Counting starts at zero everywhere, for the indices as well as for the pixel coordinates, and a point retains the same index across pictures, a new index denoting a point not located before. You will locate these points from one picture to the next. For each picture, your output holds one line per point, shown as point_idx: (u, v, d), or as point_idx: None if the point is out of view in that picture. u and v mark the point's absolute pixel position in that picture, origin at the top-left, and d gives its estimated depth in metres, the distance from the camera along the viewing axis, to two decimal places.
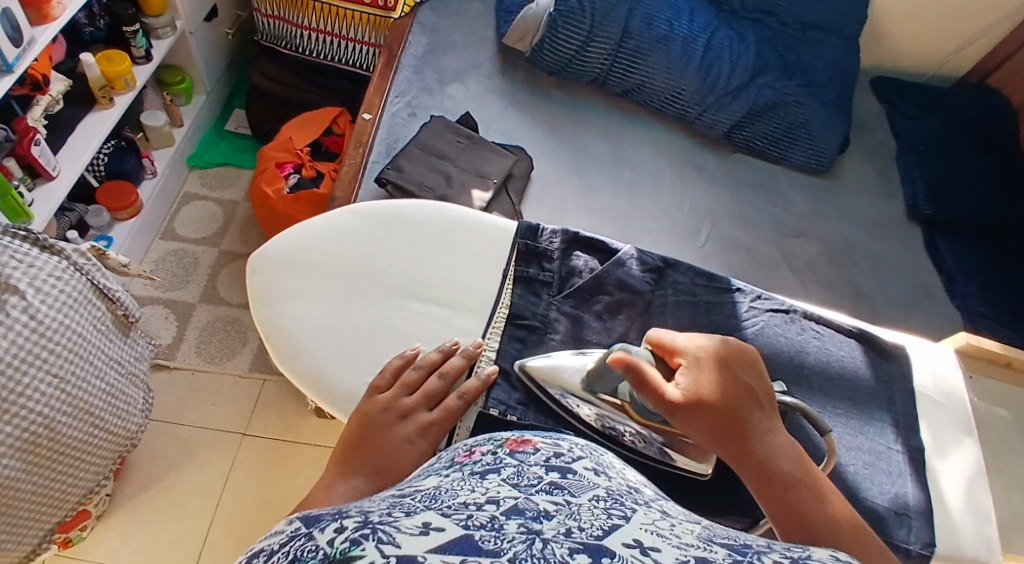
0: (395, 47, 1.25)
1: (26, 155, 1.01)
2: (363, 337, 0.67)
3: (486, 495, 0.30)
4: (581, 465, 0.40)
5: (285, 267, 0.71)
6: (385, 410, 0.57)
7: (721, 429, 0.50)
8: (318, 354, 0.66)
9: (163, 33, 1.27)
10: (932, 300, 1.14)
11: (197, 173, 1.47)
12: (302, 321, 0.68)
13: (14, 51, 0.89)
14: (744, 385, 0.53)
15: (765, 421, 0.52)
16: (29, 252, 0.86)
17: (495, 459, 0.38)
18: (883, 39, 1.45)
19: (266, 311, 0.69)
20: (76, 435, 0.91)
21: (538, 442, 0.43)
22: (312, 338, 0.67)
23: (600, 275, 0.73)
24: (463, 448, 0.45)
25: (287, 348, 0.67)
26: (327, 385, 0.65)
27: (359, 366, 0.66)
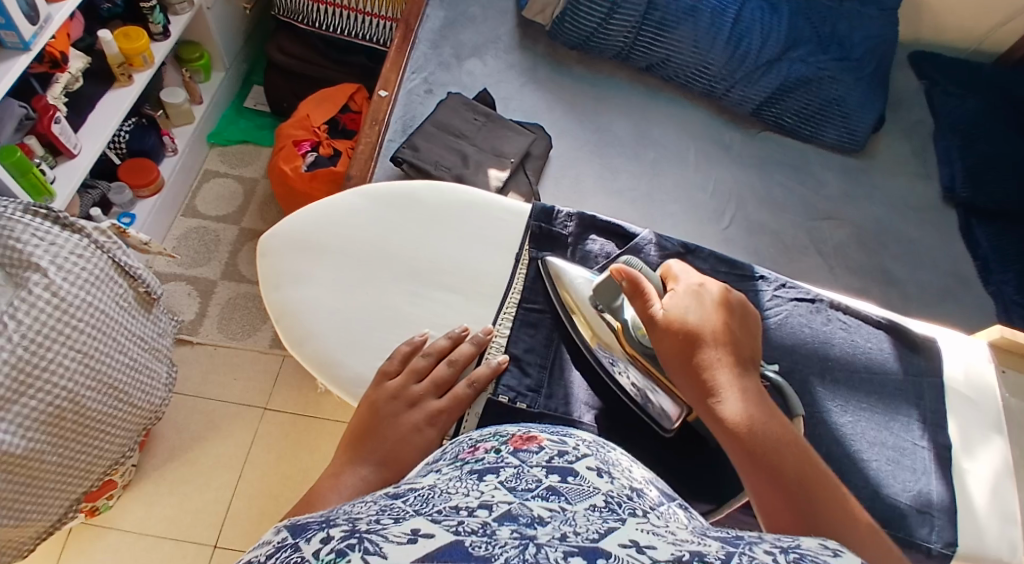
0: (412, 20, 1.20)
1: (47, 133, 1.02)
2: (372, 321, 0.67)
3: (480, 500, 0.29)
4: (582, 465, 0.39)
5: (295, 248, 0.71)
6: (393, 398, 0.57)
7: (695, 374, 0.49)
8: (328, 338, 0.66)
9: (180, 9, 1.27)
10: (966, 287, 1.10)
11: (218, 150, 1.48)
12: (311, 305, 0.68)
13: (31, 28, 0.89)
14: (724, 329, 0.51)
15: (747, 376, 0.48)
16: (49, 230, 0.88)
17: (497, 459, 0.38)
18: (925, 9, 1.37)
19: (277, 294, 0.69)
20: (101, 409, 0.93)
21: (542, 440, 0.42)
22: (322, 322, 0.67)
23: (617, 260, 0.71)
24: (467, 443, 0.44)
25: (298, 332, 0.67)
26: (337, 370, 0.65)
27: (369, 352, 0.65)
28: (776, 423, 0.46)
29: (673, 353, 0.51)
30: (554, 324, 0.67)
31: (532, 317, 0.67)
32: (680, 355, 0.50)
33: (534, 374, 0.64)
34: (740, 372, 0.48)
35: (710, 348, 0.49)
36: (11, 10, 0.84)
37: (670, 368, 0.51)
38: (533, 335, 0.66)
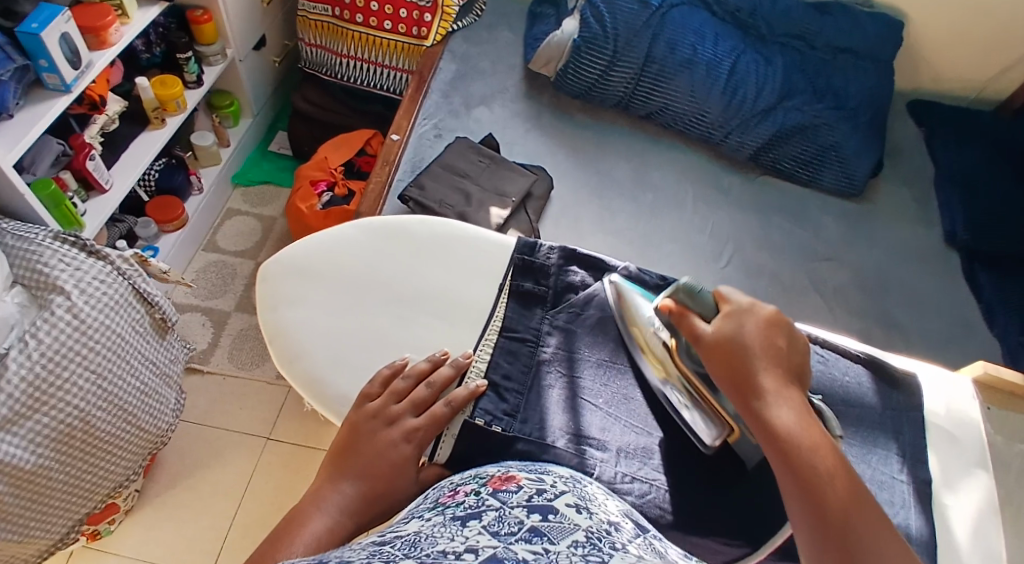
0: (425, 74, 1.29)
1: (81, 169, 1.11)
2: (358, 344, 0.70)
3: (465, 545, 0.28)
4: (562, 503, 0.38)
5: (293, 275, 0.75)
6: (372, 417, 0.59)
7: (734, 368, 0.53)
8: (316, 358, 0.70)
9: (214, 60, 1.37)
10: (972, 331, 1.09)
11: (241, 190, 1.56)
12: (303, 327, 0.72)
13: (73, 73, 0.98)
14: (770, 341, 0.55)
15: (795, 390, 0.52)
16: (76, 257, 0.94)
17: (478, 500, 0.38)
18: (921, 60, 1.42)
19: (272, 316, 0.73)
20: (111, 430, 0.96)
21: (521, 480, 0.43)
22: (312, 343, 0.71)
23: (593, 293, 0.74)
24: (449, 488, 0.46)
25: (289, 351, 0.70)
26: (322, 388, 0.68)
27: (353, 373, 0.69)
28: (822, 439, 0.48)
29: (723, 363, 0.54)
30: (532, 351, 0.70)
31: (513, 345, 0.70)
32: (729, 364, 0.54)
33: (511, 399, 0.66)
34: (788, 385, 0.52)
35: (760, 362, 0.53)
36: (53, 54, 0.93)
37: (717, 375, 0.55)
38: (513, 361, 0.69)
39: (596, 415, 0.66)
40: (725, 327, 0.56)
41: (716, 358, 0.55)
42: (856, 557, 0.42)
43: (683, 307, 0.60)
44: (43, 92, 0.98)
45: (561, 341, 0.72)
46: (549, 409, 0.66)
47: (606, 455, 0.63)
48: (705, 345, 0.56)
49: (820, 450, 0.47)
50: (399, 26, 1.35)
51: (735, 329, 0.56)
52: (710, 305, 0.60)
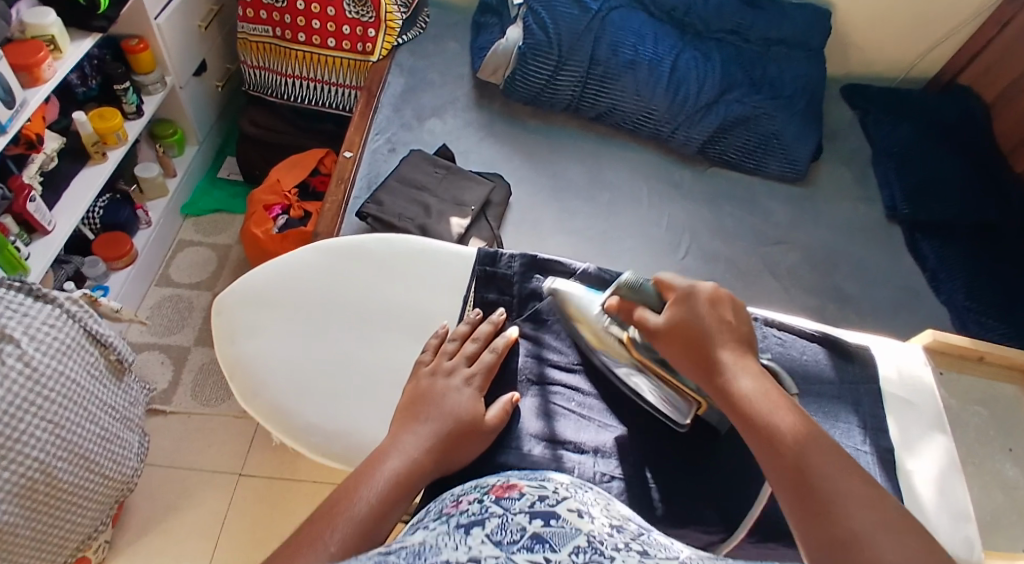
0: (374, 89, 1.28)
1: (22, 211, 1.06)
2: (323, 371, 0.69)
3: (468, 554, 0.29)
4: (564, 507, 0.39)
5: (250, 306, 0.73)
6: (431, 373, 0.61)
7: (688, 345, 0.56)
8: (281, 389, 0.68)
9: (153, 89, 1.33)
10: (919, 299, 1.14)
11: (192, 221, 1.52)
12: (265, 358, 0.70)
13: (8, 112, 0.94)
14: (716, 318, 0.56)
15: (751, 359, 0.54)
16: (23, 302, 0.90)
17: (481, 509, 0.39)
18: (849, 46, 1.50)
19: (231, 349, 0.71)
20: (73, 480, 0.92)
21: (522, 487, 0.43)
22: (275, 375, 0.69)
23: None
24: (450, 498, 0.45)
25: (251, 383, 0.69)
26: (289, 420, 0.67)
27: (320, 400, 0.68)
28: (782, 399, 0.49)
29: (678, 347, 0.56)
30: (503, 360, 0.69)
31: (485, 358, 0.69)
32: (685, 348, 0.56)
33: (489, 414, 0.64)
34: (743, 355, 0.54)
35: (711, 339, 0.55)
36: None
37: (674, 361, 0.57)
38: None
39: (570, 419, 0.66)
40: (673, 312, 0.58)
41: (671, 345, 0.57)
42: (824, 497, 0.42)
43: (632, 302, 0.63)
44: None
45: (529, 348, 0.71)
46: (524, 417, 0.65)
47: (584, 457, 0.63)
48: (658, 335, 0.59)
49: (779, 406, 0.48)
50: (344, 42, 1.34)
51: (682, 312, 0.58)
52: (655, 293, 0.63)
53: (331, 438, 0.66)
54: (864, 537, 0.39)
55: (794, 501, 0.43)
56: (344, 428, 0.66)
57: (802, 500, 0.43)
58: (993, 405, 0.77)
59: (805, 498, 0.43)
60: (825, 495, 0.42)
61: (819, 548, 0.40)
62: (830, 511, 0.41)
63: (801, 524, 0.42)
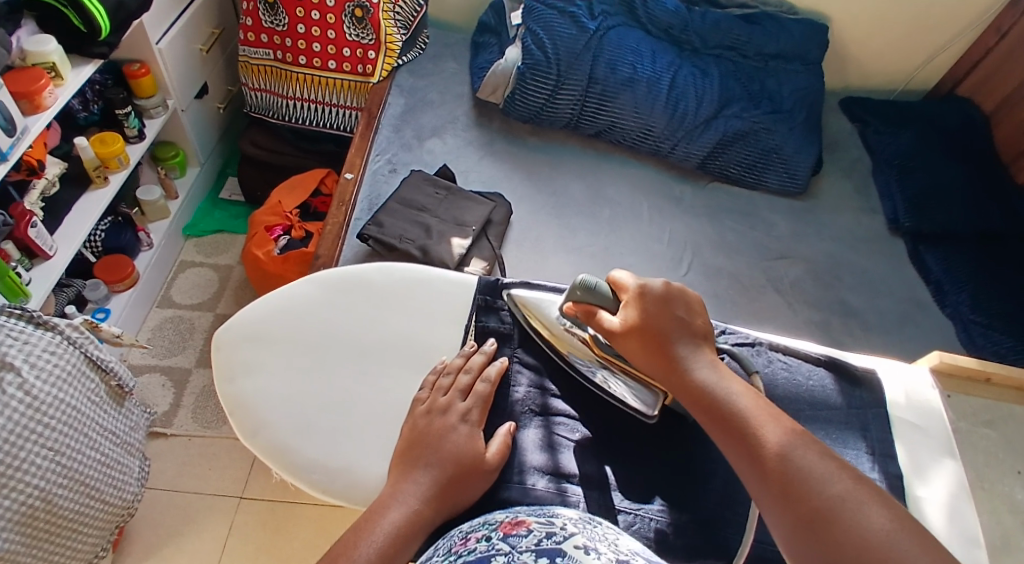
0: (374, 109, 1.29)
1: (24, 238, 1.07)
2: (325, 406, 0.69)
3: None
4: (571, 544, 0.39)
5: (251, 341, 0.73)
6: (428, 412, 0.60)
7: (647, 347, 0.58)
8: (282, 425, 0.68)
9: (155, 112, 1.33)
10: (924, 312, 1.14)
11: (193, 242, 1.53)
12: (266, 394, 0.70)
13: (8, 140, 0.95)
14: (675, 315, 0.59)
15: (707, 355, 0.58)
16: (23, 329, 0.88)
17: (488, 546, 0.39)
18: (847, 60, 1.50)
19: (230, 386, 0.70)
20: (73, 506, 0.92)
21: (531, 523, 0.43)
22: (276, 411, 0.69)
23: None
24: (459, 535, 0.45)
25: (252, 422, 0.68)
26: (291, 457, 0.66)
27: (322, 436, 0.67)
28: (741, 388, 0.53)
29: (640, 350, 0.58)
30: (505, 389, 0.68)
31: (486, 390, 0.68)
32: (646, 347, 0.58)
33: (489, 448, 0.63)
34: (700, 350, 0.58)
35: (671, 336, 0.58)
36: None
37: (636, 360, 0.59)
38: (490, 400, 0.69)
39: (574, 451, 0.65)
40: (630, 312, 0.60)
41: (631, 345, 0.60)
42: (787, 475, 0.46)
43: (589, 304, 0.64)
44: None
45: (531, 377, 0.71)
46: (526, 450, 0.64)
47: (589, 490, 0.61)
48: (619, 337, 0.60)
49: (740, 395, 0.52)
50: (344, 64, 1.34)
51: (637, 315, 0.60)
52: (610, 294, 0.63)
53: (333, 476, 0.65)
54: (828, 506, 0.43)
55: (762, 485, 0.46)
56: (346, 466, 0.66)
57: (770, 483, 0.46)
58: (1001, 425, 0.76)
59: (772, 475, 0.46)
60: (791, 469, 0.46)
61: (791, 524, 0.44)
62: (798, 483, 0.45)
63: (773, 506, 0.45)
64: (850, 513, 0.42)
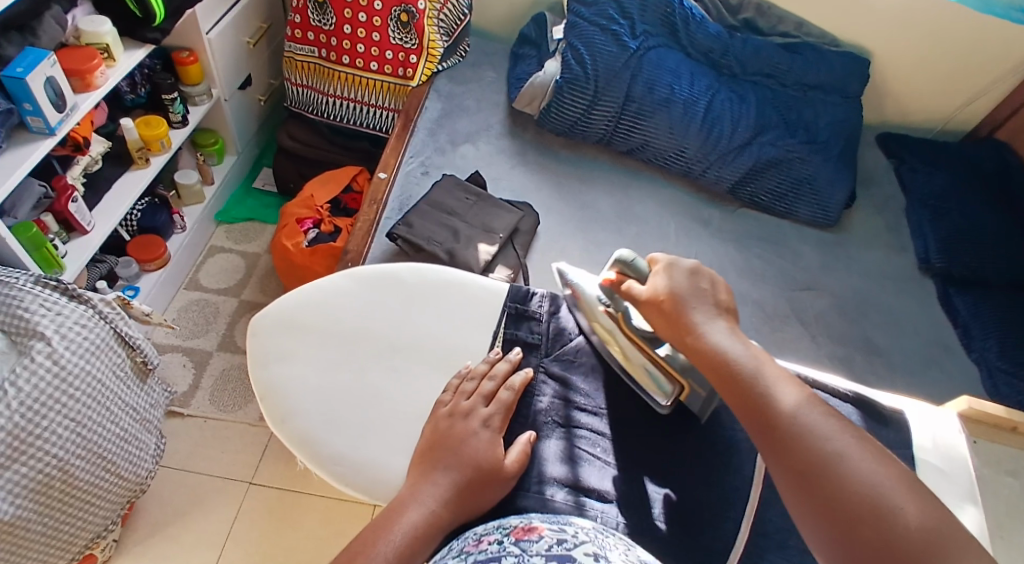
0: (412, 112, 1.31)
1: (64, 211, 1.10)
2: (353, 399, 0.70)
3: None
4: (582, 551, 0.39)
5: (284, 330, 0.75)
6: (449, 416, 0.61)
7: (668, 315, 0.61)
8: (310, 415, 0.69)
9: (199, 100, 1.38)
10: (950, 355, 1.12)
11: (225, 228, 1.56)
12: (296, 384, 0.71)
13: (58, 115, 0.98)
14: (698, 288, 0.61)
15: (724, 323, 0.59)
16: (57, 301, 0.92)
17: (499, 548, 0.40)
18: (886, 95, 1.49)
19: (262, 373, 0.72)
20: (89, 478, 0.94)
21: (543, 529, 0.43)
22: (305, 401, 0.70)
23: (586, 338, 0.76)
24: (472, 537, 0.45)
25: (281, 409, 0.69)
26: (316, 447, 0.67)
27: (348, 430, 0.68)
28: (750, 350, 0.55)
29: (660, 316, 0.61)
30: (528, 400, 0.69)
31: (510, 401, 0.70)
32: (667, 318, 0.61)
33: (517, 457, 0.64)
34: (714, 317, 0.59)
35: (687, 303, 0.60)
36: (38, 98, 0.93)
37: (658, 328, 0.62)
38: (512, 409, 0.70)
39: (595, 466, 0.65)
40: (655, 284, 0.63)
41: (654, 314, 0.62)
42: (785, 430, 0.47)
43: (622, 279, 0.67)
44: (27, 134, 0.99)
45: (556, 390, 0.72)
46: (546, 461, 0.64)
47: (607, 507, 0.61)
48: (643, 308, 0.64)
49: (748, 356, 0.54)
50: (385, 66, 1.37)
51: (664, 285, 0.62)
52: (641, 270, 0.67)
53: (356, 470, 0.66)
54: (824, 461, 0.45)
55: (763, 439, 0.49)
56: (369, 460, 0.67)
57: (771, 438, 0.48)
58: None
59: (772, 434, 0.48)
60: (792, 426, 0.48)
61: (787, 475, 0.46)
62: (797, 439, 0.47)
63: (773, 459, 0.47)
64: (845, 468, 0.44)
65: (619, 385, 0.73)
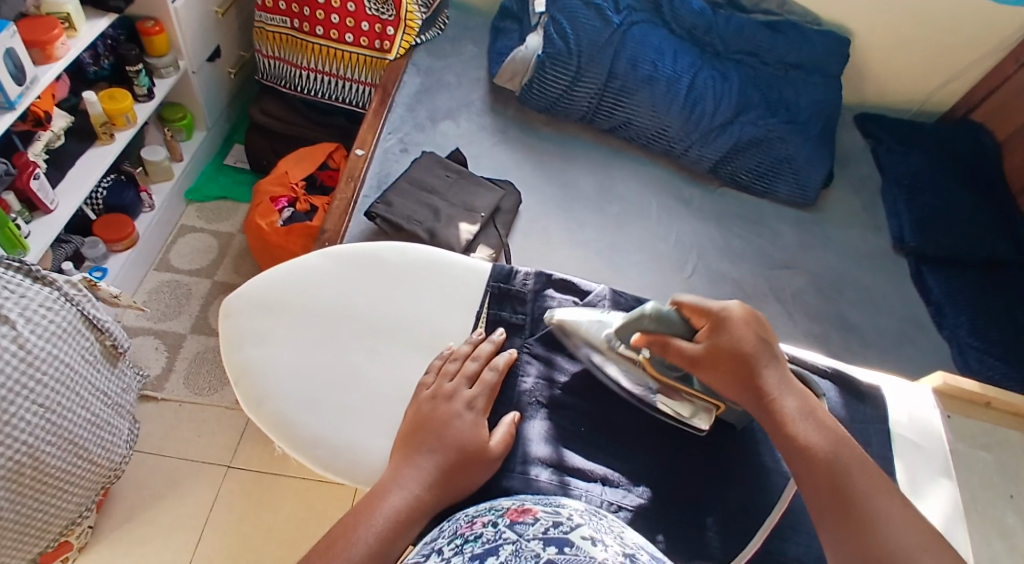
0: (390, 87, 1.28)
1: (25, 189, 1.05)
2: (331, 382, 0.69)
3: None
4: (578, 534, 0.38)
5: (260, 311, 0.73)
6: (432, 398, 0.60)
7: (738, 377, 0.57)
8: (287, 398, 0.67)
9: (166, 73, 1.31)
10: (923, 332, 1.14)
11: (195, 206, 1.51)
12: (272, 366, 0.69)
13: (17, 88, 0.93)
14: (762, 341, 0.58)
15: (791, 381, 0.57)
16: (21, 283, 0.88)
17: (495, 534, 0.39)
18: (865, 75, 1.50)
19: (237, 355, 0.70)
20: (61, 464, 0.91)
21: (537, 512, 0.43)
22: (282, 383, 0.68)
23: None
24: (464, 519, 0.44)
25: (256, 393, 0.68)
26: (293, 430, 0.66)
27: (326, 412, 0.67)
28: (822, 419, 0.53)
29: (726, 378, 0.57)
30: (512, 381, 0.69)
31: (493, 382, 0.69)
32: (733, 378, 0.57)
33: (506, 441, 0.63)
34: (788, 377, 0.57)
35: (761, 362, 0.57)
36: None
37: (720, 388, 0.58)
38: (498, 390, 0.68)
39: (579, 445, 0.65)
40: (712, 339, 0.59)
41: (716, 374, 0.58)
42: (860, 515, 0.47)
43: (660, 335, 0.61)
44: None
45: (540, 371, 0.71)
46: (530, 441, 0.64)
47: (592, 485, 0.62)
48: (700, 365, 0.59)
49: (821, 428, 0.52)
50: (362, 39, 1.32)
51: (726, 341, 0.58)
52: (681, 320, 0.62)
53: (334, 453, 0.65)
54: (901, 553, 0.44)
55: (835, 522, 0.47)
56: (348, 443, 0.65)
57: (844, 522, 0.47)
58: (996, 450, 0.77)
59: (848, 518, 0.47)
60: (866, 515, 0.47)
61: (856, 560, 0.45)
62: (871, 530, 0.46)
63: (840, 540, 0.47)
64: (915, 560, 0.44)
65: None
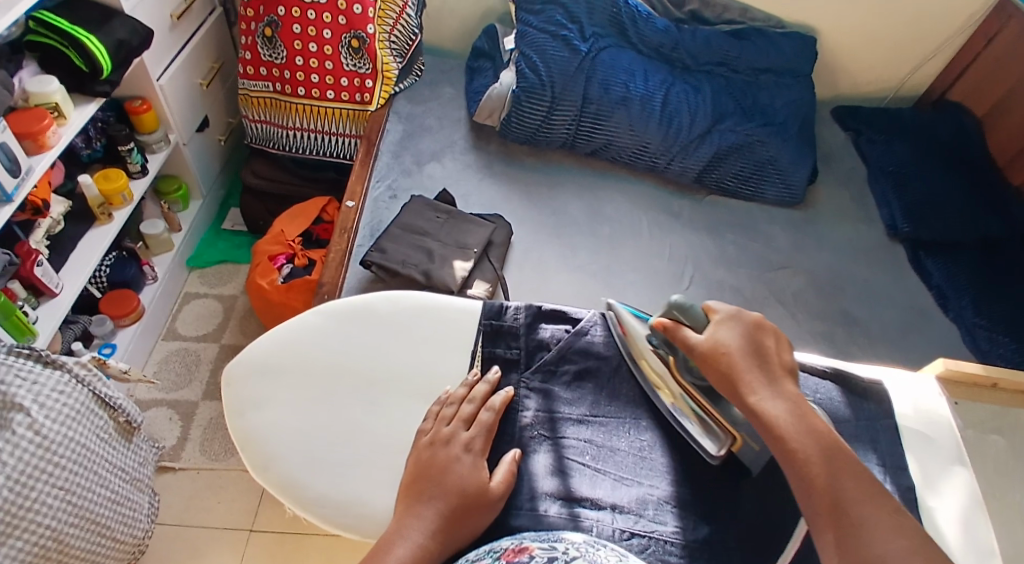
0: (373, 136, 1.31)
1: (29, 277, 1.07)
2: (333, 438, 0.69)
3: None
4: None
5: (260, 375, 0.74)
6: (431, 444, 0.61)
7: (726, 369, 0.58)
8: (291, 459, 0.68)
9: (157, 148, 1.35)
10: (928, 318, 1.14)
11: (197, 273, 1.54)
12: (275, 428, 0.70)
13: (13, 180, 0.96)
14: (763, 344, 0.59)
15: (786, 384, 0.56)
16: (32, 369, 0.89)
17: None
18: (837, 71, 1.52)
19: (240, 422, 0.71)
20: (84, 546, 0.92)
21: (536, 550, 0.43)
22: (285, 445, 0.69)
23: (564, 347, 0.76)
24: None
25: (261, 456, 0.68)
26: (299, 491, 0.66)
27: (331, 469, 0.67)
28: (809, 413, 0.53)
29: (716, 367, 0.58)
30: (512, 417, 0.69)
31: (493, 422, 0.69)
32: (722, 371, 0.58)
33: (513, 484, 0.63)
34: (775, 379, 0.56)
35: (749, 363, 0.57)
36: None
37: (713, 381, 0.59)
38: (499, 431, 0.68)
39: (584, 474, 0.65)
40: (715, 335, 0.60)
41: (709, 365, 0.59)
42: (844, 511, 0.46)
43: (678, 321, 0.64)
44: None
45: (540, 403, 0.71)
46: (536, 476, 0.64)
47: (601, 513, 0.61)
48: (698, 355, 0.61)
49: (807, 424, 0.51)
50: (343, 93, 1.36)
51: (724, 337, 0.60)
52: (701, 318, 0.64)
53: (341, 509, 0.65)
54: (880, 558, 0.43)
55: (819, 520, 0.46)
56: (355, 498, 0.66)
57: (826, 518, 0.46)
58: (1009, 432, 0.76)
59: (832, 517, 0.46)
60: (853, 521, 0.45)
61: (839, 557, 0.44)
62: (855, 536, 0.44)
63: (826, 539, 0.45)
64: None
65: (605, 391, 0.73)
